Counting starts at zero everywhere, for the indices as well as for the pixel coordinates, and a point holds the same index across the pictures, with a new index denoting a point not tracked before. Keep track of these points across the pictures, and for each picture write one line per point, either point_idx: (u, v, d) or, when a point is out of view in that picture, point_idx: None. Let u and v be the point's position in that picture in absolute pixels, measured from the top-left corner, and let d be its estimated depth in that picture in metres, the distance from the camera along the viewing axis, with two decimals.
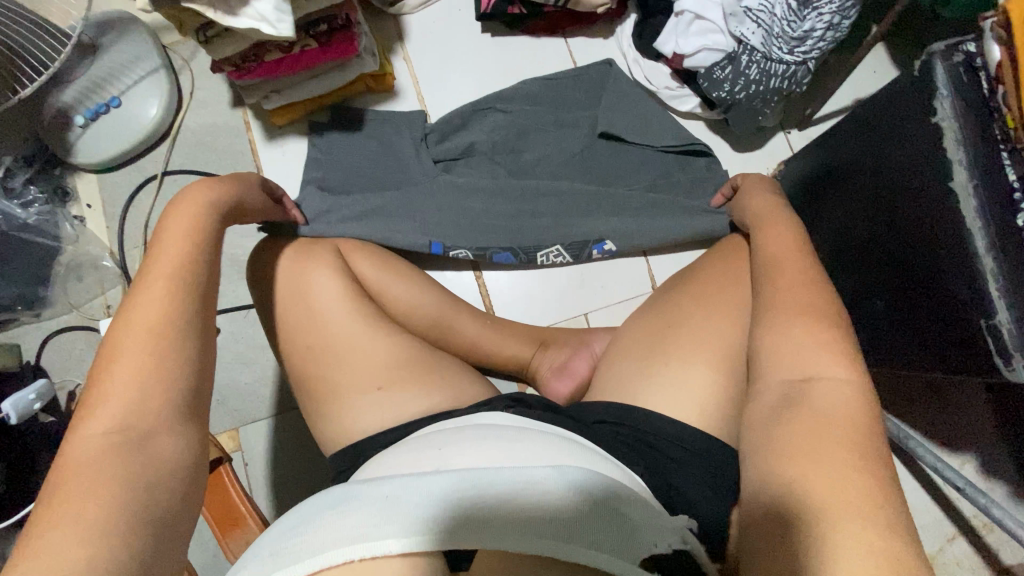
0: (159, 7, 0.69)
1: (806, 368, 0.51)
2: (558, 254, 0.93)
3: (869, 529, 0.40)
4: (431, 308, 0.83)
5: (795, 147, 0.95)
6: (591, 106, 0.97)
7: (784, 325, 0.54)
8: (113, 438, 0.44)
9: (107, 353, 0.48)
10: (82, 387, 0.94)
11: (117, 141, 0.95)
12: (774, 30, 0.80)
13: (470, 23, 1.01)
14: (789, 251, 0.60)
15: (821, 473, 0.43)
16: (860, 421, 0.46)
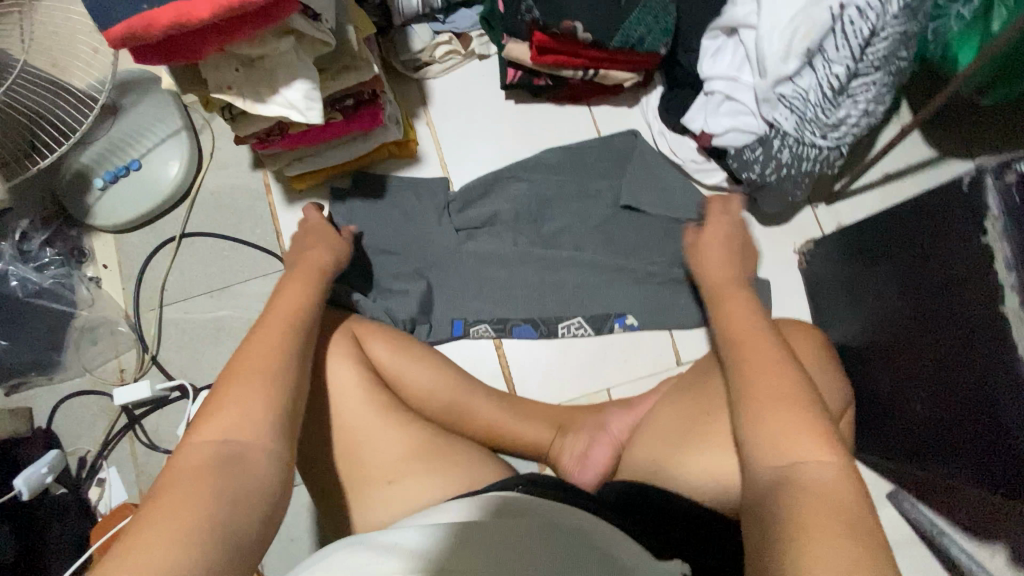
0: (186, 88, 0.68)
1: (790, 452, 0.44)
2: (579, 326, 0.93)
3: None
4: (446, 392, 0.81)
5: (822, 223, 0.94)
6: (613, 175, 0.95)
7: (767, 413, 0.46)
8: (216, 451, 0.49)
9: (231, 367, 0.55)
10: (92, 454, 0.92)
11: (137, 204, 0.94)
12: (807, 116, 0.77)
13: (493, 90, 1.01)
14: (748, 327, 0.53)
15: (816, 555, 0.38)
16: (849, 501, 0.40)
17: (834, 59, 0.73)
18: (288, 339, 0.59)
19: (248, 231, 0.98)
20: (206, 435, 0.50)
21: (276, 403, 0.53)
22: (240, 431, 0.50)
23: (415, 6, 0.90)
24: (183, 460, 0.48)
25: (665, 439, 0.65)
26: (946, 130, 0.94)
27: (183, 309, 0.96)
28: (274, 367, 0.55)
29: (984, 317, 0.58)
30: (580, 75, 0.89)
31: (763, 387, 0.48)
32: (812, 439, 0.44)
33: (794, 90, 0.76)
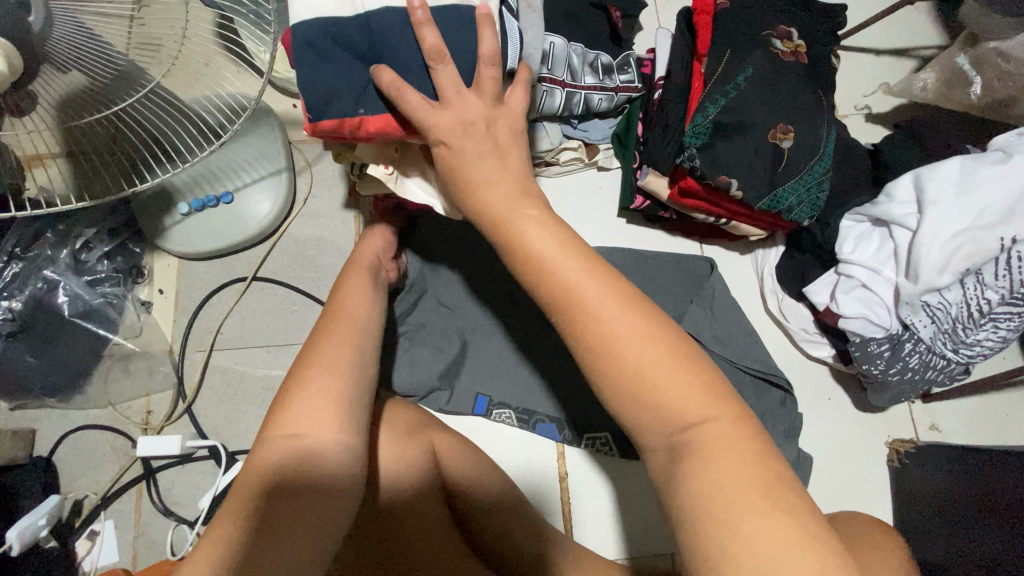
0: (330, 147, 0.65)
1: (722, 458, 0.43)
2: (605, 443, 0.87)
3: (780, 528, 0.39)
4: (497, 498, 0.74)
5: (916, 420, 0.90)
6: (680, 299, 0.90)
7: (703, 447, 0.43)
8: (276, 471, 0.51)
9: (298, 374, 0.56)
10: (91, 500, 0.81)
11: (217, 237, 0.87)
12: (945, 327, 0.75)
13: (610, 204, 0.96)
14: (617, 306, 0.47)
15: (724, 483, 0.42)
16: (818, 545, 0.39)
17: (989, 283, 0.72)
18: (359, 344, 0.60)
19: (324, 289, 0.91)
20: (277, 442, 0.52)
21: (341, 398, 0.55)
22: (303, 446, 0.52)
23: (556, 107, 0.77)
24: (268, 452, 0.52)
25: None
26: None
27: (233, 358, 0.88)
28: (348, 371, 0.56)
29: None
30: (711, 221, 0.87)
31: (653, 375, 0.45)
32: (759, 504, 0.40)
33: (939, 300, 0.74)
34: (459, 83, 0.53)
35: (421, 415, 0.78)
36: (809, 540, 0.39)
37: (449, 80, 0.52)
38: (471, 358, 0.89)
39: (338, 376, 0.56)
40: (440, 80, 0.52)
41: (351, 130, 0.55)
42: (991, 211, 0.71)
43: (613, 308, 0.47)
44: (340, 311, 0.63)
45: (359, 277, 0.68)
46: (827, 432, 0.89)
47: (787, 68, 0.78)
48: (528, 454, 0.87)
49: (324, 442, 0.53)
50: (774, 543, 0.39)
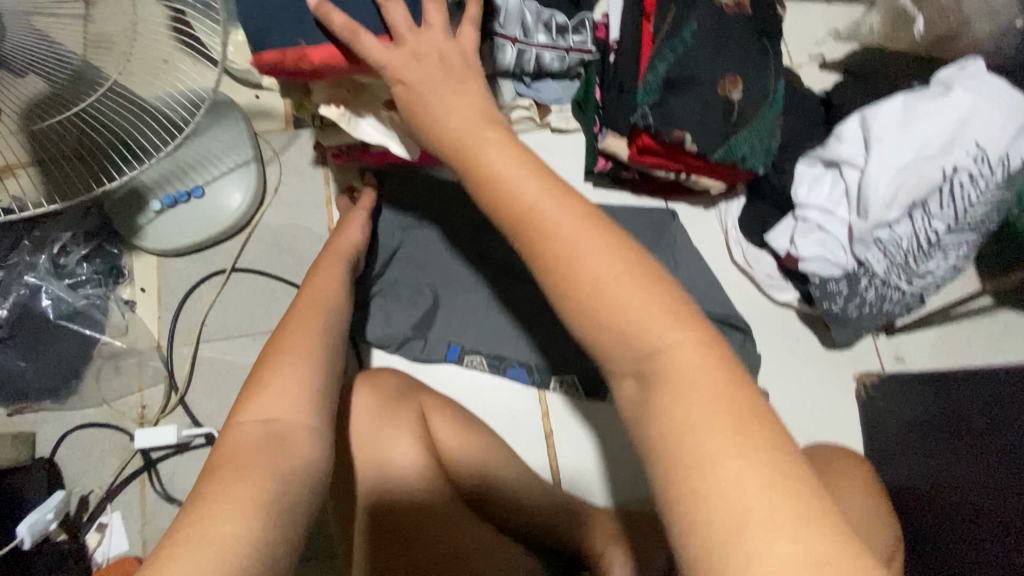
0: (288, 94, 0.66)
1: (687, 388, 0.43)
2: (572, 384, 0.92)
3: (753, 461, 0.40)
4: (489, 458, 0.78)
5: (883, 355, 0.94)
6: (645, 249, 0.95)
7: (668, 374, 0.44)
8: (259, 435, 0.52)
9: (268, 361, 0.57)
10: (97, 495, 0.85)
11: (191, 232, 0.89)
12: (897, 261, 0.78)
13: (576, 169, 0.99)
14: (589, 239, 0.48)
15: (698, 411, 0.42)
16: (781, 469, 0.40)
17: (935, 214, 0.75)
18: (320, 338, 0.61)
19: (302, 275, 0.93)
20: (254, 414, 0.53)
21: (310, 374, 0.57)
22: (279, 415, 0.54)
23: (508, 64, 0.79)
24: (239, 437, 0.51)
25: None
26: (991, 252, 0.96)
27: (220, 349, 0.90)
28: (314, 351, 0.59)
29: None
30: (671, 177, 0.89)
31: (614, 301, 0.46)
32: (726, 434, 0.41)
33: (890, 235, 0.77)
34: (409, 19, 0.55)
35: (404, 380, 0.83)
36: (771, 466, 0.40)
37: (398, 16, 0.55)
38: (449, 329, 0.92)
39: (303, 369, 0.57)
40: (390, 14, 0.55)
41: (294, 62, 0.58)
42: (933, 143, 0.74)
43: (582, 236, 0.48)
44: (306, 306, 0.64)
45: (326, 275, 0.70)
46: (797, 372, 0.93)
47: (732, 19, 0.79)
48: (514, 414, 0.92)
49: (295, 427, 0.53)
50: (749, 466, 0.40)
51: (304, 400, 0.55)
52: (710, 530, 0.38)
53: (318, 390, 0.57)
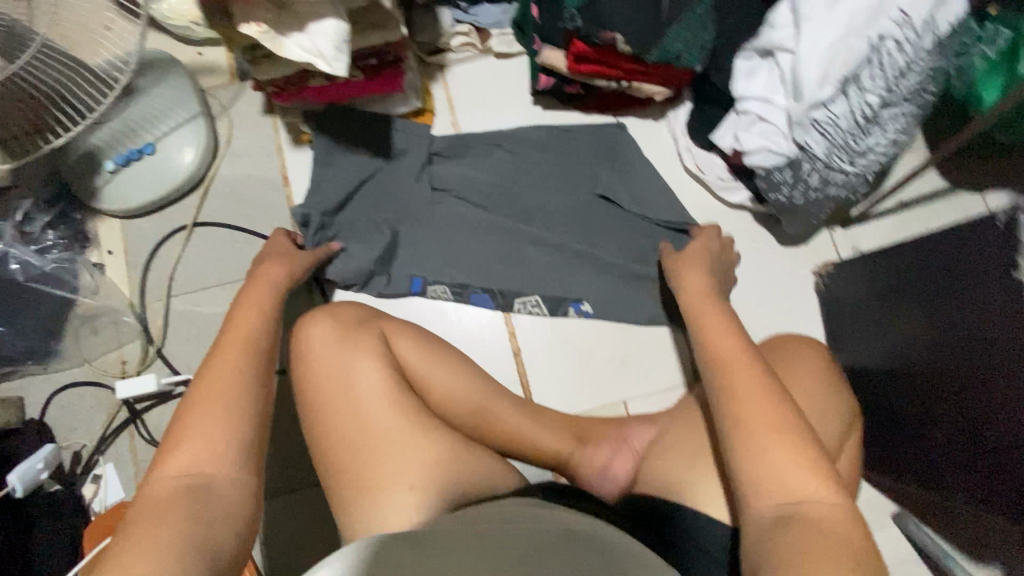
0: (212, 25, 0.68)
1: (788, 487, 0.50)
2: (536, 304, 0.94)
3: (784, 443, 0.52)
4: (466, 394, 0.79)
5: (840, 247, 0.95)
6: (596, 164, 0.97)
7: (753, 440, 0.52)
8: (180, 481, 0.51)
9: (188, 403, 0.56)
10: (89, 449, 0.88)
11: (147, 190, 0.91)
12: (838, 142, 0.78)
13: (522, 94, 1.00)
14: (720, 338, 0.60)
15: (767, 462, 0.51)
16: (848, 537, 0.47)
17: (868, 87, 0.75)
18: (245, 367, 0.60)
19: (263, 223, 0.95)
20: (175, 463, 0.52)
21: (234, 411, 0.55)
22: (199, 462, 0.52)
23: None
24: (158, 488, 0.51)
25: (676, 461, 0.75)
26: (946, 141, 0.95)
27: (191, 301, 0.93)
28: (235, 375, 0.58)
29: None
30: (612, 86, 0.90)
31: (723, 347, 0.59)
32: (780, 445, 0.52)
33: (827, 115, 0.77)
34: None
35: (366, 310, 0.83)
36: (833, 544, 0.46)
37: None
38: (409, 263, 0.93)
39: (225, 399, 0.56)
40: None
41: None
42: (859, 15, 0.74)
43: (711, 322, 0.63)
44: (229, 341, 0.63)
45: (251, 300, 0.69)
46: (756, 272, 0.95)
47: None
48: (482, 337, 0.94)
49: (213, 468, 0.52)
50: (787, 459, 0.51)
51: (222, 444, 0.54)
52: (766, 494, 0.51)
53: (243, 429, 0.55)
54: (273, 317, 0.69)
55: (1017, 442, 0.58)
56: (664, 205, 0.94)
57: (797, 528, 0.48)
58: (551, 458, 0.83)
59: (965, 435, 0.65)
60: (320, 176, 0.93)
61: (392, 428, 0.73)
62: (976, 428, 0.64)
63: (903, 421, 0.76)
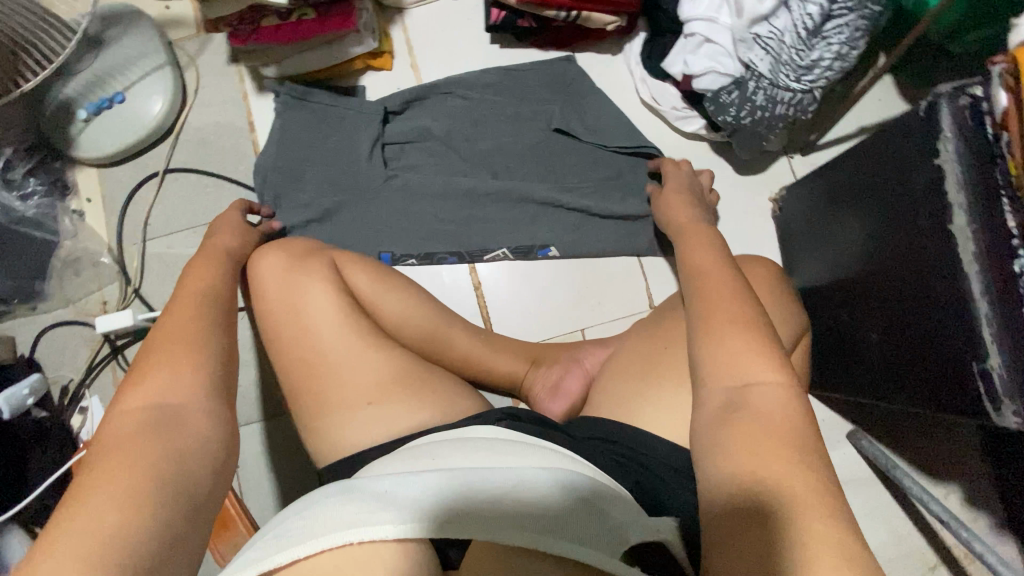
0: None
1: (743, 372, 0.51)
2: (503, 257, 0.95)
3: (742, 334, 0.52)
4: (424, 321, 0.82)
5: (797, 173, 0.95)
6: (550, 100, 0.97)
7: (717, 336, 0.53)
8: (144, 419, 0.47)
9: (148, 346, 0.53)
10: (76, 383, 0.94)
11: (119, 137, 0.95)
12: (782, 58, 0.78)
13: (478, 33, 1.02)
14: (705, 262, 0.60)
15: (724, 348, 0.52)
16: (799, 427, 0.46)
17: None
18: (208, 316, 0.57)
19: (231, 168, 0.99)
20: (134, 402, 0.49)
21: (201, 351, 0.53)
22: (169, 398, 0.49)
23: None
24: (113, 433, 0.47)
25: (624, 384, 0.75)
26: (910, 66, 0.94)
27: (165, 244, 0.97)
28: (199, 318, 0.56)
29: (946, 261, 0.58)
30: (562, 18, 0.91)
31: (699, 255, 0.62)
32: (735, 330, 0.53)
33: (769, 30, 0.78)
34: None
35: (320, 244, 0.85)
36: (781, 426, 0.46)
37: None
38: (364, 200, 0.94)
39: (188, 350, 0.53)
40: None
41: None
42: None
43: (694, 249, 0.63)
44: (184, 295, 0.60)
45: (206, 266, 0.67)
46: None
47: None
48: (441, 272, 0.96)
49: (181, 413, 0.49)
50: (741, 343, 0.52)
51: (184, 393, 0.50)
52: (718, 370, 0.52)
53: (210, 376, 0.53)
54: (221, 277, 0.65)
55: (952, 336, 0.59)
56: (625, 144, 0.94)
57: (747, 417, 0.47)
58: (508, 382, 0.88)
59: (910, 344, 0.65)
60: (283, 122, 0.95)
61: (351, 354, 0.73)
62: (902, 325, 0.66)
63: (854, 339, 0.76)
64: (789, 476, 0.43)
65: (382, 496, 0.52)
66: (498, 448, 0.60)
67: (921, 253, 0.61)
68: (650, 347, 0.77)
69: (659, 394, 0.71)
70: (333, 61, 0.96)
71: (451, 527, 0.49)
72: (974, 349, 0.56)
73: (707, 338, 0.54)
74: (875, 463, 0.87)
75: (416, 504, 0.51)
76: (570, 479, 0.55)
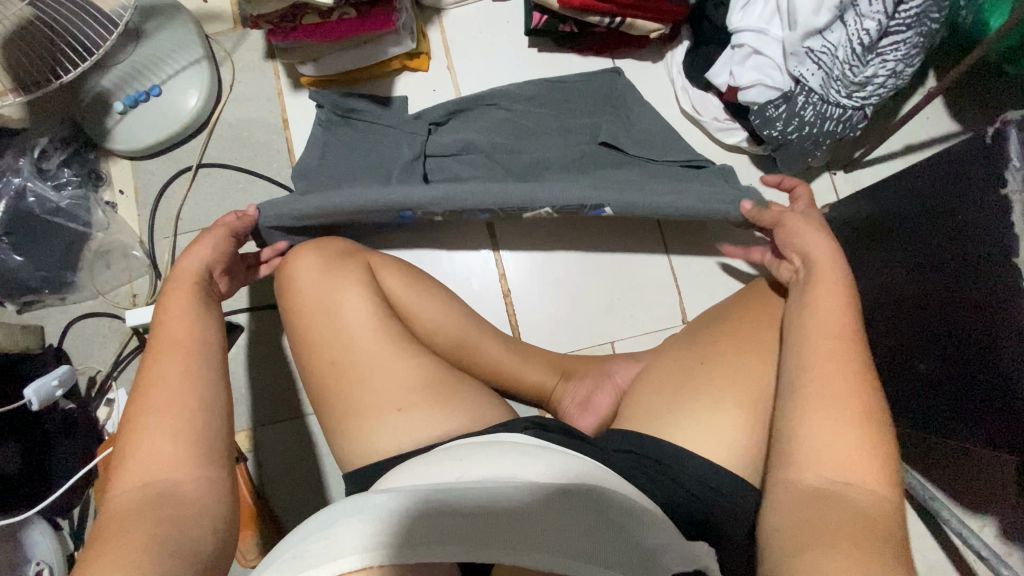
0: None
1: (846, 471, 0.51)
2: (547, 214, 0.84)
3: (857, 430, 0.53)
4: (456, 329, 0.81)
5: (840, 191, 0.92)
6: (596, 113, 0.95)
7: (834, 422, 0.53)
8: (143, 489, 0.49)
9: (140, 408, 0.53)
10: (104, 375, 0.94)
11: (154, 131, 0.95)
12: (834, 73, 0.77)
13: (517, 36, 1.01)
14: (833, 334, 0.58)
15: (831, 437, 0.53)
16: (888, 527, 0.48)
17: (866, 13, 0.72)
18: (194, 367, 0.56)
19: (263, 165, 0.99)
20: (138, 471, 0.50)
21: (192, 410, 0.53)
22: (166, 467, 0.50)
23: None
24: (115, 505, 0.48)
25: (656, 399, 0.73)
26: (962, 84, 0.91)
27: (196, 239, 0.97)
28: (188, 376, 0.55)
29: (1010, 299, 0.56)
30: (606, 24, 0.89)
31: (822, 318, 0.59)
32: (855, 425, 0.53)
33: (823, 44, 0.76)
34: None
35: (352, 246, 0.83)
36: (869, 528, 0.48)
37: None
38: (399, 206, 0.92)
39: (174, 412, 0.52)
40: None
41: None
42: None
43: (821, 309, 0.60)
44: (165, 343, 0.57)
45: (187, 295, 0.62)
46: None
47: None
48: (471, 278, 0.95)
49: (173, 481, 0.49)
50: (850, 434, 0.53)
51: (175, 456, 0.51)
52: (820, 458, 0.53)
53: (201, 435, 0.52)
54: (212, 311, 0.63)
55: (1011, 379, 0.56)
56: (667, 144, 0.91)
57: (843, 513, 0.49)
58: (536, 392, 0.86)
59: (957, 378, 0.63)
60: (326, 131, 0.95)
61: (383, 359, 0.72)
62: (957, 358, 0.63)
63: (890, 362, 0.74)
64: (871, 575, 0.44)
65: (393, 524, 0.50)
66: (523, 462, 0.58)
67: (987, 288, 0.58)
68: (685, 362, 0.75)
69: (697, 413, 0.69)
70: (370, 62, 0.94)
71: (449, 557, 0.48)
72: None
73: (812, 420, 0.54)
74: (909, 492, 0.85)
75: (405, 534, 0.49)
76: (578, 507, 0.52)
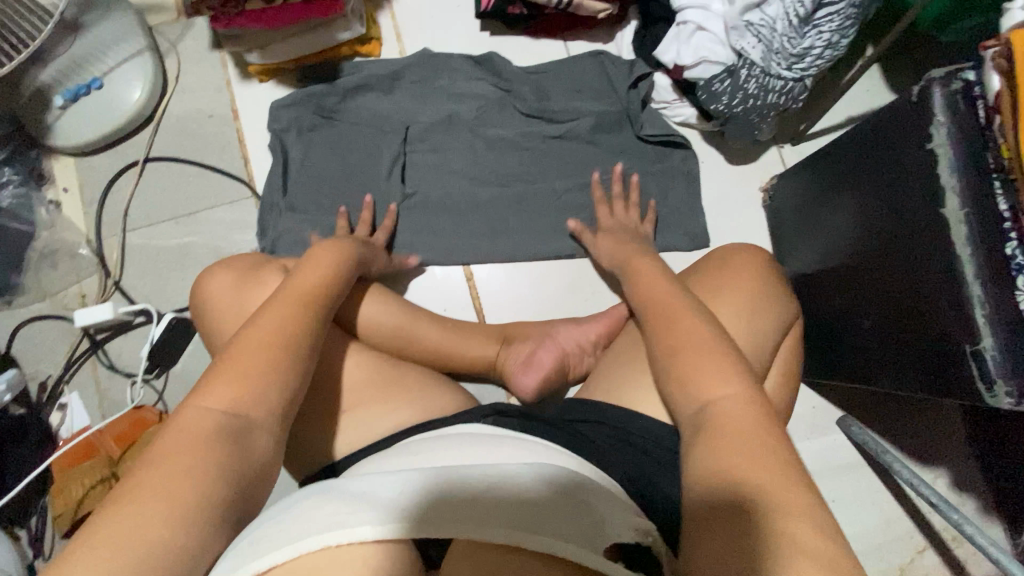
0: None
1: (704, 386, 0.50)
2: None
3: (714, 352, 0.52)
4: (385, 317, 0.81)
5: (787, 163, 0.97)
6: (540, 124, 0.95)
7: (676, 357, 0.53)
8: (222, 424, 0.47)
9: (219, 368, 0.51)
10: (54, 378, 0.89)
11: (96, 125, 0.92)
12: (773, 46, 0.78)
13: (470, 21, 1.02)
14: (658, 293, 0.61)
15: (692, 362, 0.52)
16: (782, 449, 0.44)
17: None
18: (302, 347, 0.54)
19: (214, 156, 0.97)
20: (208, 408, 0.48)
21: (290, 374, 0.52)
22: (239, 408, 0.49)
23: None
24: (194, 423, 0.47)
25: (616, 369, 0.74)
26: (892, 55, 0.96)
27: (147, 236, 0.94)
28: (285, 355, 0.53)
29: (934, 240, 0.59)
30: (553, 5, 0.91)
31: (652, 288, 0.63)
32: (685, 351, 0.53)
33: (761, 18, 0.78)
34: None
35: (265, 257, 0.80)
36: (760, 427, 0.46)
37: None
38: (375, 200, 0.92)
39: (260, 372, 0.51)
40: None
41: None
42: None
43: (642, 276, 0.66)
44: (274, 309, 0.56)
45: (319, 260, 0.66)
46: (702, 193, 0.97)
47: None
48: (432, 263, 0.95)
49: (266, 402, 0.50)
50: (701, 363, 0.52)
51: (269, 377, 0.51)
52: (681, 378, 0.52)
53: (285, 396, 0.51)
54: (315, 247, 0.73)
55: (944, 327, 0.59)
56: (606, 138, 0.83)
57: (723, 429, 0.46)
58: (479, 364, 0.87)
59: (895, 332, 0.67)
60: (301, 138, 0.94)
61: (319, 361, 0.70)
62: (897, 308, 0.66)
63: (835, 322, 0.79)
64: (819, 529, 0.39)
65: (410, 504, 0.46)
66: (494, 445, 0.58)
67: (920, 230, 0.61)
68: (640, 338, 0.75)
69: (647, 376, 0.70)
70: (319, 46, 0.94)
71: (425, 524, 0.44)
72: (968, 331, 0.56)
73: (669, 355, 0.54)
74: (865, 448, 0.88)
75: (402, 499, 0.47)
76: (553, 472, 0.51)
